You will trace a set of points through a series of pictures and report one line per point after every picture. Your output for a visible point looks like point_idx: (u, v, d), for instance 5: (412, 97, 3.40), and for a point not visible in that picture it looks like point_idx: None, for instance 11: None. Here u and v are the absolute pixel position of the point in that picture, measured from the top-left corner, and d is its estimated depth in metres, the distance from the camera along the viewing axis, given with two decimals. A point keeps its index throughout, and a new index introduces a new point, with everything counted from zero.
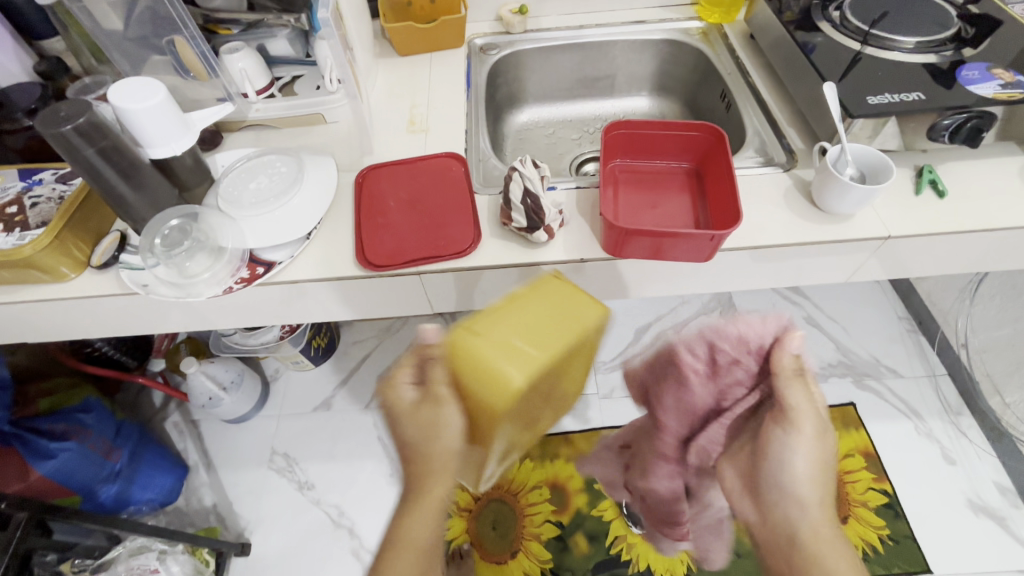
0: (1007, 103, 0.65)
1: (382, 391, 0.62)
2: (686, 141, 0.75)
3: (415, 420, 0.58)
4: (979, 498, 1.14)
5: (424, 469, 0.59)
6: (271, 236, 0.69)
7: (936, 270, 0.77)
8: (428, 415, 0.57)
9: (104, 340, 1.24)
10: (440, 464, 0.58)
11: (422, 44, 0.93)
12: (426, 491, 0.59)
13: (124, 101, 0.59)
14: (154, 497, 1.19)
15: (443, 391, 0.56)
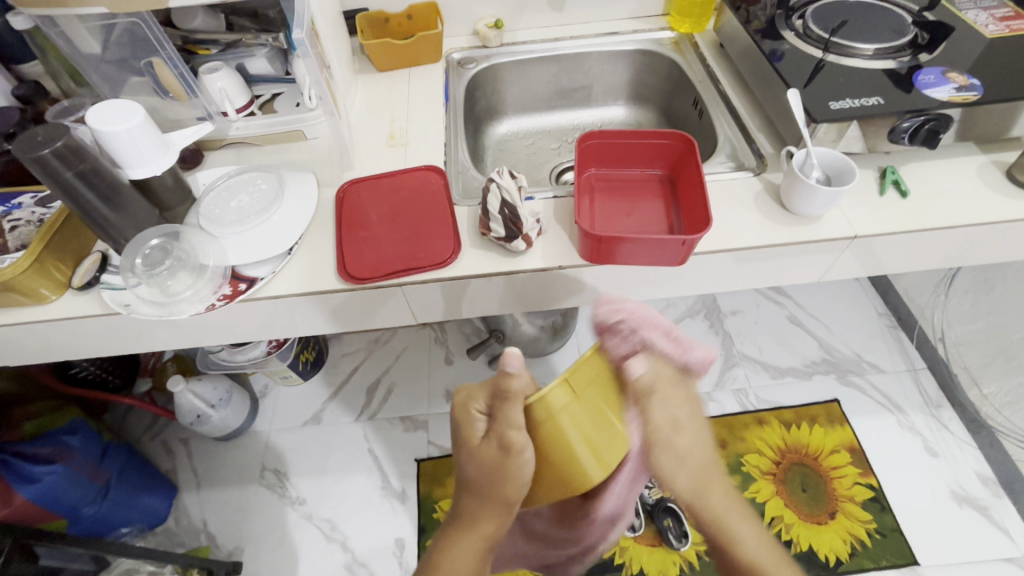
0: (962, 105, 0.68)
1: (452, 412, 0.62)
2: (658, 148, 0.77)
3: (479, 457, 0.57)
4: (962, 488, 1.16)
5: (482, 501, 0.58)
6: (251, 253, 0.71)
7: (905, 267, 0.79)
8: (494, 457, 0.55)
9: (89, 360, 1.21)
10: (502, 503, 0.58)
11: (401, 59, 0.95)
12: (475, 523, 0.59)
13: (103, 124, 0.60)
14: (142, 517, 1.18)
15: (514, 438, 0.53)
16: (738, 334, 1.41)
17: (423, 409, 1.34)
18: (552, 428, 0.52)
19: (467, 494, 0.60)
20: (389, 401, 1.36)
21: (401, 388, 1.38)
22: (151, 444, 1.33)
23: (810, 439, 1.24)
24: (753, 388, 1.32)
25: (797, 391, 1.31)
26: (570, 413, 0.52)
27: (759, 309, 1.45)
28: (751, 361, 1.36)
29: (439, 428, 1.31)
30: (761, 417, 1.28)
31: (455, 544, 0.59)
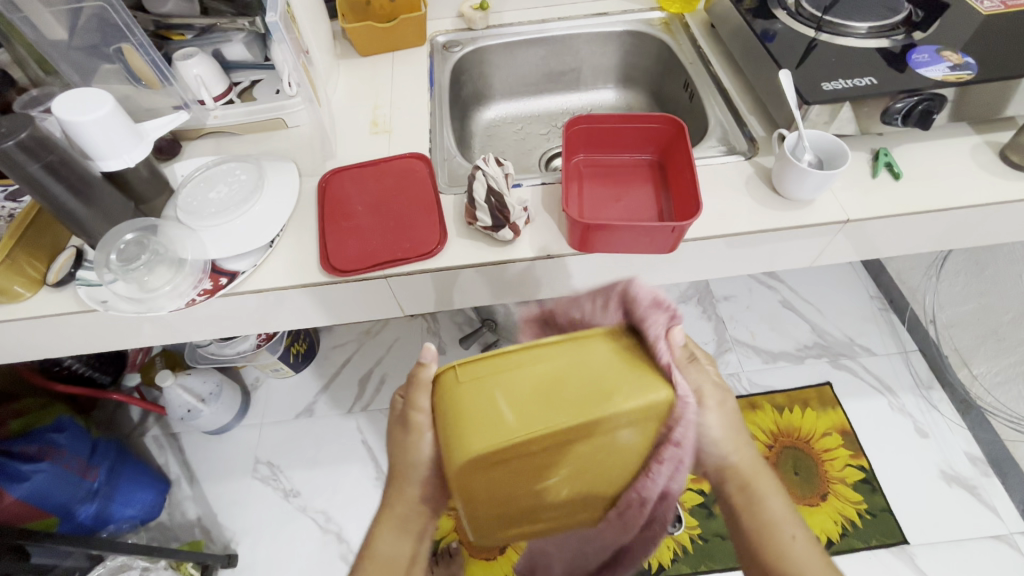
0: (956, 84, 0.66)
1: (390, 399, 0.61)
2: (647, 133, 0.75)
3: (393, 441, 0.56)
4: (952, 468, 1.17)
5: (400, 480, 0.56)
6: (231, 246, 0.68)
7: (898, 251, 0.78)
8: (402, 436, 0.55)
9: (74, 357, 1.19)
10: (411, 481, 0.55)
11: (384, 43, 0.92)
12: (392, 505, 0.57)
13: (68, 114, 0.57)
14: (135, 513, 1.16)
15: (417, 418, 0.53)
16: (730, 319, 1.41)
17: None
18: (466, 393, 0.45)
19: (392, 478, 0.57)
20: (382, 391, 1.35)
21: (393, 378, 1.37)
22: (141, 439, 1.32)
23: (802, 422, 1.25)
24: (745, 372, 1.32)
25: (789, 375, 1.31)
26: (494, 368, 0.46)
27: (751, 294, 1.45)
28: (744, 346, 1.36)
29: None
30: (754, 401, 1.28)
31: (376, 536, 0.57)
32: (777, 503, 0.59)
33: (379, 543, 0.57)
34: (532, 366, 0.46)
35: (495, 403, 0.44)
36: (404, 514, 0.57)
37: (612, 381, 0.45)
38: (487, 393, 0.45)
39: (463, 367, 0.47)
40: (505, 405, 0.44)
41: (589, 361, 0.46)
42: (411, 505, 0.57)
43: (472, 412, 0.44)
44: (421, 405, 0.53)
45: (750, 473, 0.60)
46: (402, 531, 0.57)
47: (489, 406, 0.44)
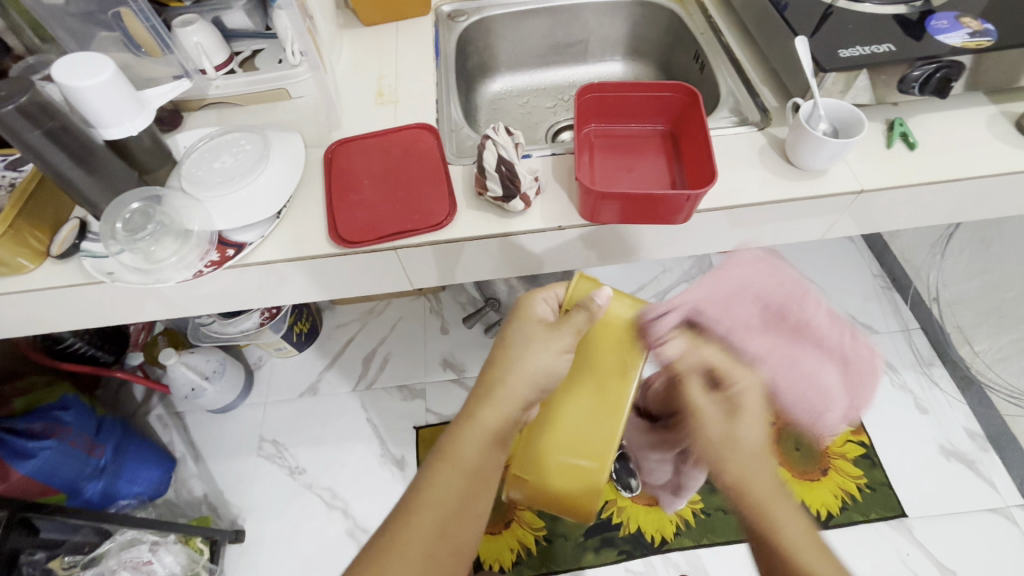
0: (975, 51, 0.65)
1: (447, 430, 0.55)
2: (660, 102, 0.74)
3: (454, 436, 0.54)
4: (950, 443, 1.18)
5: (485, 392, 0.56)
6: (238, 216, 0.67)
7: (908, 224, 0.78)
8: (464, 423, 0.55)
9: (76, 335, 1.18)
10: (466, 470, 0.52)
11: (387, 12, 0.89)
12: (477, 413, 0.55)
13: (67, 78, 0.56)
14: (142, 490, 1.17)
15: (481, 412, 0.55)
16: None
17: (420, 377, 1.34)
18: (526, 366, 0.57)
19: (484, 371, 0.58)
20: (385, 370, 1.36)
21: (398, 357, 1.37)
22: (145, 417, 1.32)
23: None
24: None
25: None
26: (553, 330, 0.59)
27: None
28: None
29: (437, 396, 1.31)
30: None
31: (459, 439, 0.53)
32: (788, 515, 0.56)
33: (463, 448, 0.53)
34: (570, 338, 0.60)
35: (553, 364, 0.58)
36: (494, 427, 0.54)
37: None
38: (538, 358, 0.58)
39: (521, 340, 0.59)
40: (526, 355, 0.57)
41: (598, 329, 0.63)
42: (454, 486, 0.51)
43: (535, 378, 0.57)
44: (533, 312, 0.62)
45: (751, 462, 0.61)
46: (489, 443, 0.54)
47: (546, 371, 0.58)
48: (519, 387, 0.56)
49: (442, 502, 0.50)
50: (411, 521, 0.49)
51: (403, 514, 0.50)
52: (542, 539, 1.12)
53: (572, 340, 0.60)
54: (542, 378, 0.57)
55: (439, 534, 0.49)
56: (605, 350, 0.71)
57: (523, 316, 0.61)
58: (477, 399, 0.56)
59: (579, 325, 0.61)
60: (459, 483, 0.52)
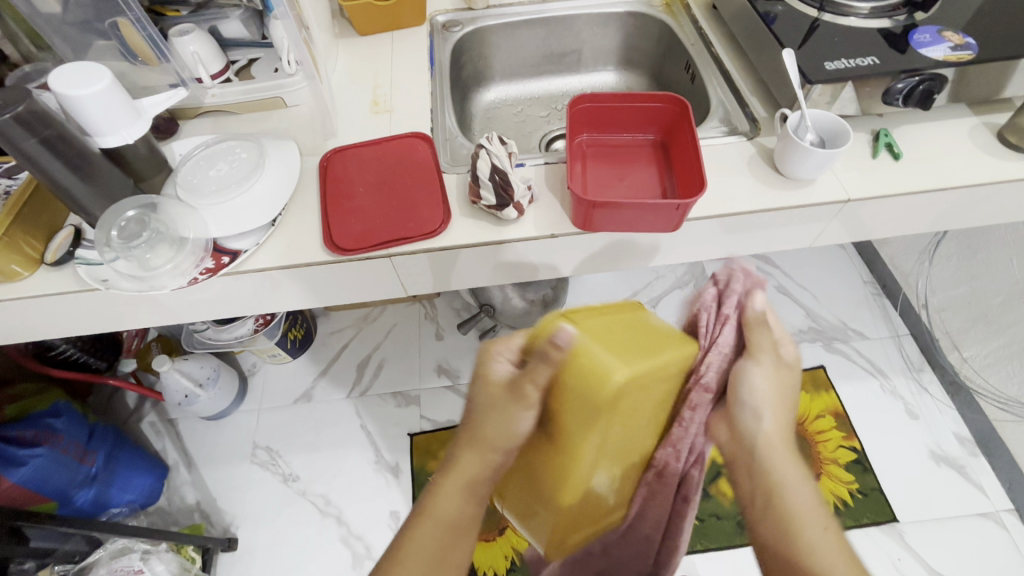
0: (958, 65, 0.67)
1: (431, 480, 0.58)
2: (651, 112, 0.75)
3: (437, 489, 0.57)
4: (940, 448, 1.20)
5: (467, 441, 0.57)
6: (234, 224, 0.67)
7: (895, 232, 0.79)
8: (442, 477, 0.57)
9: (68, 342, 1.18)
10: (442, 523, 0.55)
11: (382, 22, 0.91)
12: (460, 465, 0.57)
13: (65, 87, 0.56)
14: (134, 498, 1.16)
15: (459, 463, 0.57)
16: None
17: (415, 384, 1.34)
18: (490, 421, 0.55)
19: (462, 429, 0.58)
20: (380, 376, 1.36)
21: (392, 363, 1.37)
22: (138, 424, 1.31)
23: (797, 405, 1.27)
24: None
25: None
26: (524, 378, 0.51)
27: None
28: None
29: (432, 403, 1.31)
30: None
31: (436, 495, 0.56)
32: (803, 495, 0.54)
33: (440, 503, 0.56)
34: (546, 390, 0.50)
35: (520, 412, 0.53)
36: (472, 475, 0.56)
37: (589, 360, 0.46)
38: (499, 419, 0.54)
39: (487, 396, 0.55)
40: (490, 418, 0.55)
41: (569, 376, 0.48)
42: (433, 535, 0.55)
43: (499, 437, 0.55)
44: (493, 371, 0.55)
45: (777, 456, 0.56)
46: (466, 495, 0.56)
47: (511, 424, 0.54)
48: (487, 445, 0.56)
49: (424, 555, 0.54)
50: (400, 558, 0.54)
51: (386, 564, 0.54)
52: None
53: (533, 397, 0.51)
54: (506, 436, 0.55)
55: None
56: (587, 396, 0.47)
57: (484, 372, 0.56)
58: (461, 448, 0.58)
59: (540, 382, 0.50)
60: (440, 536, 0.55)
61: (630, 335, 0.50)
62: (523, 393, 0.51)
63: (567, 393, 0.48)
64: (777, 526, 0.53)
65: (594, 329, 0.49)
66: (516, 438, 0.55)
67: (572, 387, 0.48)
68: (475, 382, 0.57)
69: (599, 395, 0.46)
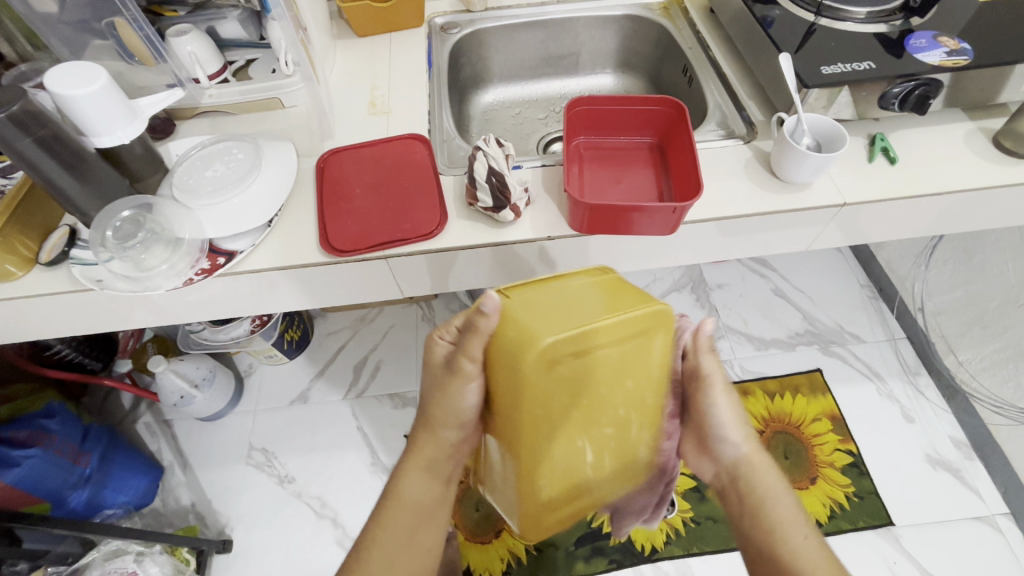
0: (953, 70, 0.67)
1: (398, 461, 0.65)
2: (648, 115, 0.75)
3: (403, 470, 0.64)
4: (936, 452, 1.20)
5: (422, 425, 0.63)
6: (229, 225, 0.67)
7: (891, 236, 0.80)
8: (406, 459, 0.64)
9: (64, 341, 1.18)
10: (407, 498, 0.63)
11: (381, 24, 0.91)
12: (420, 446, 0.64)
13: (61, 86, 0.56)
14: (128, 499, 1.16)
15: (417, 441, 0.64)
16: (723, 308, 1.42)
17: (411, 385, 1.34)
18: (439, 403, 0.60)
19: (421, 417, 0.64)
20: (377, 378, 1.35)
21: (389, 365, 1.37)
22: (133, 425, 1.30)
23: (793, 408, 1.27)
24: (738, 359, 1.34)
25: (780, 361, 1.33)
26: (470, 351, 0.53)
27: (744, 282, 1.46)
28: (736, 334, 1.38)
29: None
30: (745, 387, 1.29)
31: (403, 479, 0.63)
32: (782, 501, 0.61)
33: (406, 485, 0.63)
34: (487, 357, 0.52)
35: (462, 382, 0.56)
36: (431, 454, 0.63)
37: (519, 320, 0.49)
38: (444, 400, 0.59)
39: (432, 379, 0.60)
40: (438, 399, 0.60)
41: (502, 339, 0.50)
42: (403, 511, 0.62)
43: (446, 415, 0.60)
44: (437, 356, 0.60)
45: (755, 471, 0.64)
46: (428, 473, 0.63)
47: (456, 405, 0.59)
48: (435, 424, 0.62)
49: (397, 533, 0.61)
50: (377, 537, 0.61)
51: (365, 543, 0.61)
52: (532, 549, 1.11)
53: (472, 369, 0.55)
54: (450, 413, 0.60)
55: (401, 548, 0.61)
56: (516, 357, 0.48)
57: (433, 358, 0.60)
58: (418, 431, 0.64)
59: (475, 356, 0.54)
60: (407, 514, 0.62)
61: (573, 304, 0.50)
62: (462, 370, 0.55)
63: (499, 355, 0.50)
64: (759, 527, 0.61)
65: (531, 296, 0.51)
66: (465, 412, 0.60)
67: (503, 352, 0.50)
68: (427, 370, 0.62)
69: (527, 359, 0.47)
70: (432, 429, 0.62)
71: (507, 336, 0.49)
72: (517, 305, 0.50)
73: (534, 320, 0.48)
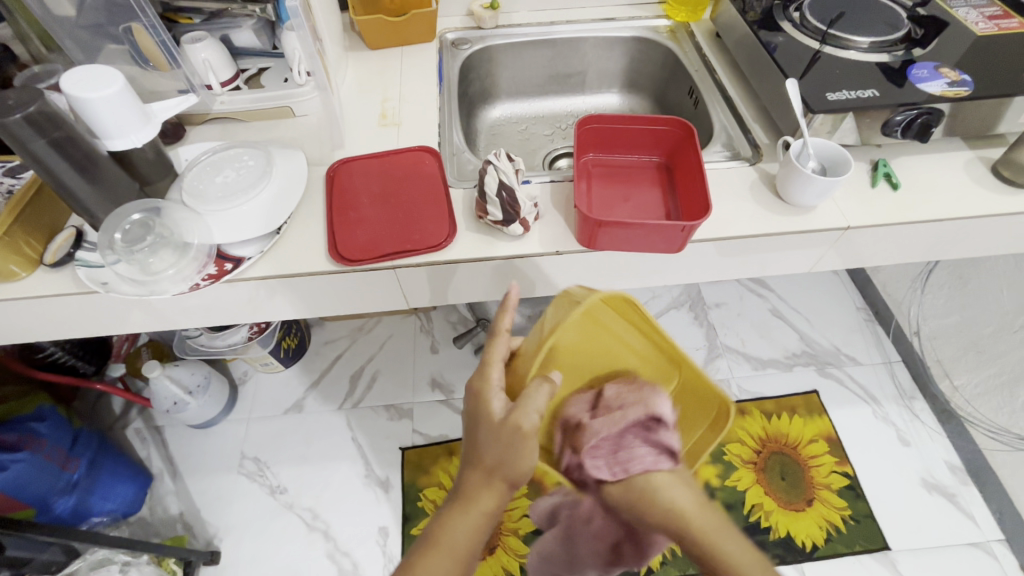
0: (954, 100, 0.69)
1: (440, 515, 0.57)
2: (657, 135, 0.77)
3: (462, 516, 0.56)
4: (932, 476, 1.20)
5: (478, 477, 0.57)
6: (239, 231, 0.67)
7: (892, 260, 0.81)
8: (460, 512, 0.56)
9: (57, 344, 1.16)
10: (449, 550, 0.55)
11: (393, 37, 0.92)
12: (474, 500, 0.56)
13: (77, 89, 0.56)
14: (115, 507, 1.14)
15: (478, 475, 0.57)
16: (721, 326, 1.43)
17: (408, 397, 1.33)
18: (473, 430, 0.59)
19: (468, 470, 0.58)
20: (374, 388, 1.34)
21: (387, 375, 1.36)
22: (123, 430, 1.28)
23: (790, 429, 1.27)
24: (735, 378, 1.34)
25: (777, 382, 1.34)
26: (600, 310, 0.59)
27: (742, 301, 1.47)
28: (734, 353, 1.39)
29: (424, 416, 1.30)
30: (743, 407, 1.30)
31: (450, 524, 0.56)
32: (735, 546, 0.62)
33: (452, 535, 0.56)
34: (598, 316, 0.60)
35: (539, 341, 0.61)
36: (485, 513, 0.56)
37: (623, 307, 0.58)
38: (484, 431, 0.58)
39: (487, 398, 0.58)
40: (506, 450, 0.55)
41: (602, 313, 0.59)
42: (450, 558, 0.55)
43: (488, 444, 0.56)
44: (493, 410, 0.57)
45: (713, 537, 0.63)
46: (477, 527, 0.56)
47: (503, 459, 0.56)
48: (500, 479, 0.56)
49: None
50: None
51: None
52: (526, 567, 1.10)
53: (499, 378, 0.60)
54: (516, 473, 0.55)
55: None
56: (603, 317, 0.60)
57: (482, 417, 0.57)
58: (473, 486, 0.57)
59: (536, 407, 0.55)
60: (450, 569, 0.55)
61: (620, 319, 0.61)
62: (522, 427, 0.54)
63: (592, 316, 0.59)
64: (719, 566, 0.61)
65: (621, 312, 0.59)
66: (516, 474, 0.56)
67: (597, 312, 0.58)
68: (475, 421, 0.59)
69: (598, 316, 0.60)
70: (502, 480, 0.56)
71: (599, 313, 0.59)
72: (604, 308, 0.58)
73: (618, 311, 0.59)
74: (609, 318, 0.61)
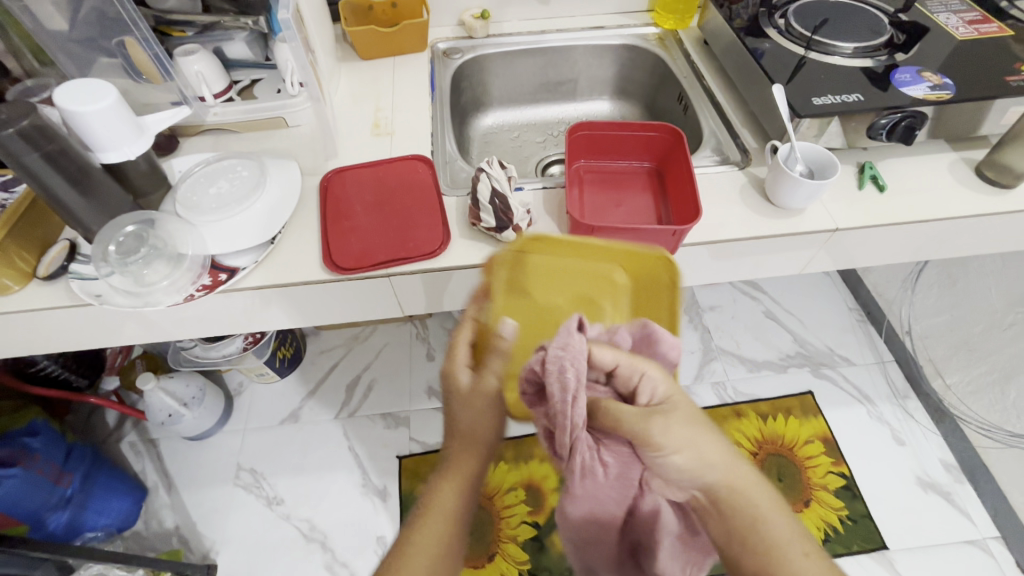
0: (936, 103, 0.70)
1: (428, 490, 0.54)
2: (647, 140, 0.78)
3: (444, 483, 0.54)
4: (927, 474, 1.20)
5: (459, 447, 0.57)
6: (234, 242, 0.68)
7: (881, 261, 0.82)
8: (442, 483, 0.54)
9: (50, 357, 1.16)
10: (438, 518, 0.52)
11: (385, 48, 0.93)
12: (460, 466, 0.55)
13: (70, 103, 0.57)
14: (110, 521, 1.12)
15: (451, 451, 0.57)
16: (715, 329, 1.44)
17: (405, 405, 1.32)
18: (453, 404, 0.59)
19: (451, 440, 0.57)
20: (370, 397, 1.34)
21: (383, 383, 1.36)
22: (117, 443, 1.27)
23: (786, 430, 1.27)
24: (731, 380, 1.35)
25: (772, 383, 1.34)
26: (541, 250, 0.64)
27: (735, 304, 1.48)
28: (728, 355, 1.39)
29: (421, 424, 1.30)
30: (738, 409, 1.30)
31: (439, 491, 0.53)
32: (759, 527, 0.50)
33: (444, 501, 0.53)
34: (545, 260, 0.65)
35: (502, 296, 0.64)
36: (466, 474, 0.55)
37: (556, 245, 0.64)
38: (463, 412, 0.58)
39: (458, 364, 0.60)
40: (471, 413, 0.57)
41: (541, 257, 0.65)
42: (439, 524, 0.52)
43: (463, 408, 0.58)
44: (461, 382, 0.58)
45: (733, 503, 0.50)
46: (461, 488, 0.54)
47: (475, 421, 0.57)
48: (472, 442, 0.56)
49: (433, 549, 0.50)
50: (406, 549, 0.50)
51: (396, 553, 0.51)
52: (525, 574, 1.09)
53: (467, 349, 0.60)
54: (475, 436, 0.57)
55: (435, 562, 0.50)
56: (550, 259, 0.64)
57: (452, 391, 0.59)
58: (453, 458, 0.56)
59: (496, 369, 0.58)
60: (444, 532, 0.51)
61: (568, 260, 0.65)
62: (486, 387, 0.57)
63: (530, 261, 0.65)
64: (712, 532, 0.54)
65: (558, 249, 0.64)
66: (482, 438, 0.57)
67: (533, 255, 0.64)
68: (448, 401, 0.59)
69: (541, 261, 0.65)
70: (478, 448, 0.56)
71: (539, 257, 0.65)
72: (535, 245, 0.64)
73: (562, 252, 0.64)
74: (556, 259, 0.65)
